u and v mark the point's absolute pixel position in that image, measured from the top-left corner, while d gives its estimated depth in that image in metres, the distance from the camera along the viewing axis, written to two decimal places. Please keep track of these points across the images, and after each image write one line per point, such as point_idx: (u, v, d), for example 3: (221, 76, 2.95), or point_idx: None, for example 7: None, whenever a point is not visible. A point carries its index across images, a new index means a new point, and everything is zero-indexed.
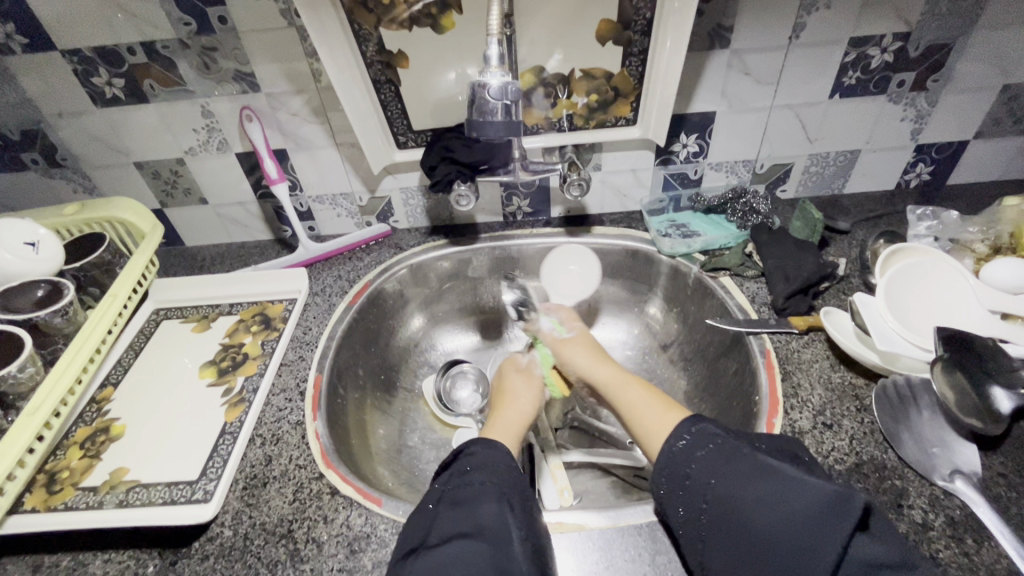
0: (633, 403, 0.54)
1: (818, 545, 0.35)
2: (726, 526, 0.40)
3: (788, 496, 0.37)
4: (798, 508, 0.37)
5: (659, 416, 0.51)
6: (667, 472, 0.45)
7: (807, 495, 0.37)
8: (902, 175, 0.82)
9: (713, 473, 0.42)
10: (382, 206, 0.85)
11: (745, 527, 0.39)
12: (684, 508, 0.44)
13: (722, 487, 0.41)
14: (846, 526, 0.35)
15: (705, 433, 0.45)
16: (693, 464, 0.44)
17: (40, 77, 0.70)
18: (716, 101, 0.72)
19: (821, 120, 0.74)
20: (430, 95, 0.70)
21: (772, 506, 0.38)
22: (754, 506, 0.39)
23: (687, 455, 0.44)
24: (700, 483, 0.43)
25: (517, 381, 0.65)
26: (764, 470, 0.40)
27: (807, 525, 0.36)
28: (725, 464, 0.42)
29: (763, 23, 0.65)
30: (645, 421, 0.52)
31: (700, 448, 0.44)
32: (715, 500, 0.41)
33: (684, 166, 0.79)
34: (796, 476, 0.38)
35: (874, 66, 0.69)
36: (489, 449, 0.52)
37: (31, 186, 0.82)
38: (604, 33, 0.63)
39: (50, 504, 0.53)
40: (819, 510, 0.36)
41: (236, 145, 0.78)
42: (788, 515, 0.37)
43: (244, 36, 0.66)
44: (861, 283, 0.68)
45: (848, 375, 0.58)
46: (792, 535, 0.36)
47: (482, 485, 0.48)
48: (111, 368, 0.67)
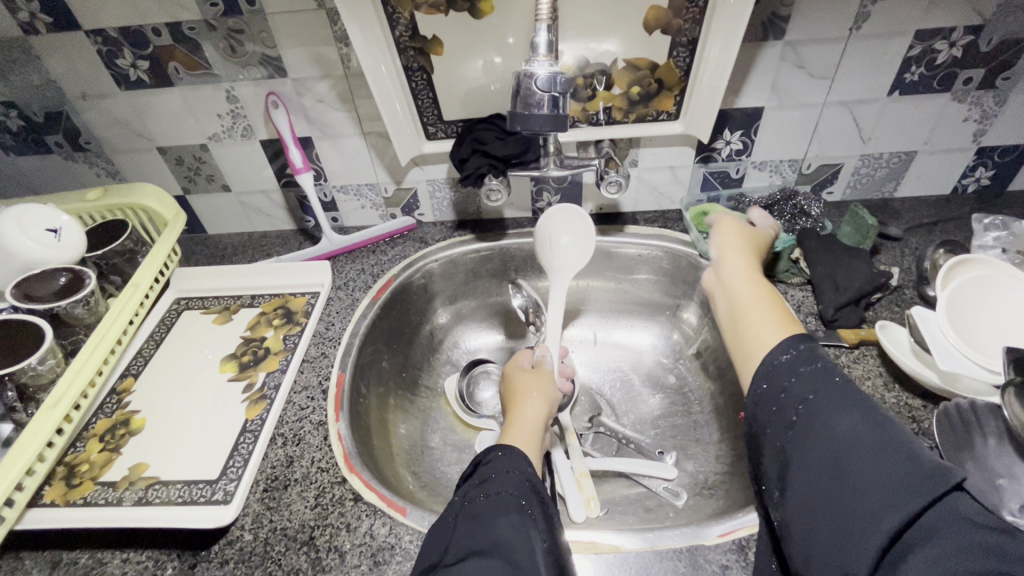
0: (754, 299, 0.52)
1: (904, 492, 0.32)
2: (809, 447, 0.38)
3: (883, 440, 0.35)
4: (895, 458, 0.34)
5: (770, 325, 0.48)
6: (771, 374, 0.44)
7: (907, 453, 0.34)
8: (959, 179, 0.77)
9: (813, 391, 0.40)
10: (408, 198, 0.82)
11: (827, 454, 0.37)
12: (771, 418, 0.42)
13: (817, 407, 0.39)
14: (940, 485, 0.32)
15: (812, 354, 0.43)
16: (794, 378, 0.42)
17: (64, 58, 0.68)
18: (766, 96, 0.68)
19: (877, 119, 0.70)
20: (463, 84, 0.67)
21: (866, 441, 0.35)
22: (845, 432, 0.37)
23: (792, 367, 0.43)
24: (795, 397, 0.41)
25: (528, 382, 0.63)
26: (868, 406, 0.37)
27: (898, 471, 0.33)
28: (824, 387, 0.40)
29: (824, 12, 0.60)
30: (756, 326, 0.49)
31: (807, 364, 0.42)
32: (806, 415, 0.39)
33: (725, 164, 0.75)
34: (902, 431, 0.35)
35: (940, 62, 0.64)
36: (502, 456, 0.49)
37: (54, 170, 0.81)
38: (652, 21, 0.59)
39: (69, 498, 0.52)
40: (917, 467, 0.33)
41: (260, 132, 0.76)
42: (883, 458, 0.34)
43: (272, 18, 0.64)
44: (916, 294, 0.64)
45: (903, 395, 0.54)
46: (879, 479, 0.34)
47: (498, 497, 0.45)
48: (132, 359, 0.66)
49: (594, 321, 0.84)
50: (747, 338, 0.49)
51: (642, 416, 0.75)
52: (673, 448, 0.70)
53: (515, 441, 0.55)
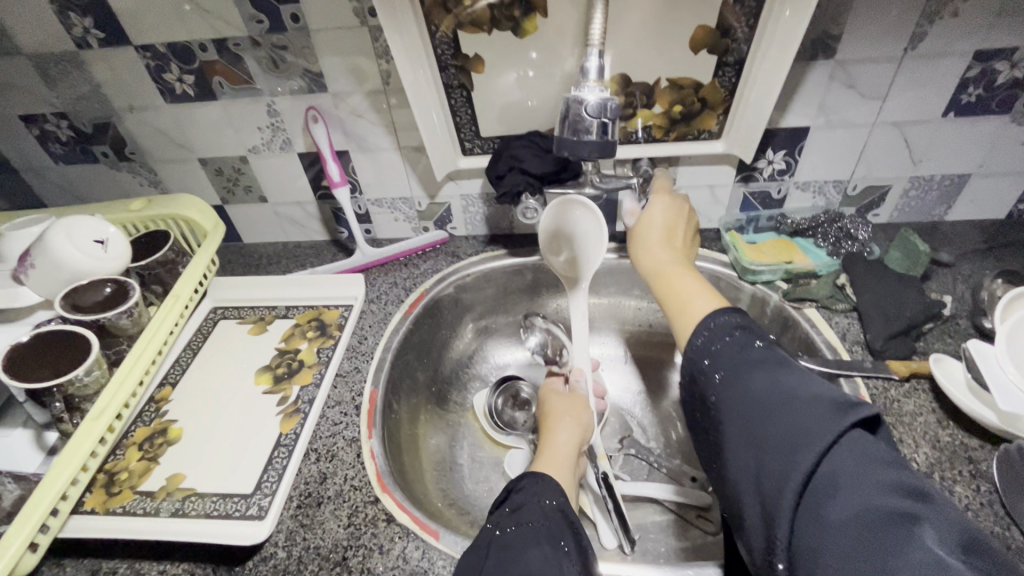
0: (673, 277, 0.54)
1: (811, 432, 0.34)
2: (735, 407, 0.40)
3: (791, 391, 0.38)
4: (806, 403, 0.36)
5: (700, 296, 0.50)
6: (694, 349, 0.46)
7: (815, 398, 0.36)
8: (1016, 204, 0.73)
9: (729, 357, 0.43)
10: (441, 212, 0.82)
11: (749, 414, 0.39)
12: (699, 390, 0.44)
13: (736, 371, 0.42)
14: (843, 422, 0.34)
15: (728, 323, 0.45)
16: (719, 345, 0.44)
17: (114, 71, 0.70)
18: (812, 115, 0.66)
19: (930, 140, 0.67)
20: (502, 101, 0.66)
21: (783, 391, 0.38)
22: (762, 390, 0.39)
23: (713, 337, 0.45)
24: (715, 367, 0.43)
25: (564, 408, 0.63)
26: (783, 365, 0.40)
27: (809, 413, 0.36)
28: (743, 351, 0.43)
29: (877, 31, 0.58)
30: (688, 299, 0.51)
31: (726, 333, 0.45)
32: (725, 381, 0.42)
33: (767, 184, 0.73)
34: (814, 383, 0.38)
35: (1001, 83, 0.61)
36: (536, 482, 0.49)
37: (99, 178, 0.83)
38: (698, 40, 0.58)
39: (109, 506, 0.53)
40: (822, 408, 0.35)
41: (299, 145, 0.76)
42: (791, 405, 0.37)
43: (315, 34, 0.64)
44: (971, 326, 0.61)
45: (958, 434, 0.52)
46: (790, 423, 0.36)
47: (529, 527, 0.44)
48: (170, 368, 0.67)
49: (625, 341, 0.83)
50: (676, 309, 0.51)
51: (673, 440, 0.73)
52: (707, 475, 0.68)
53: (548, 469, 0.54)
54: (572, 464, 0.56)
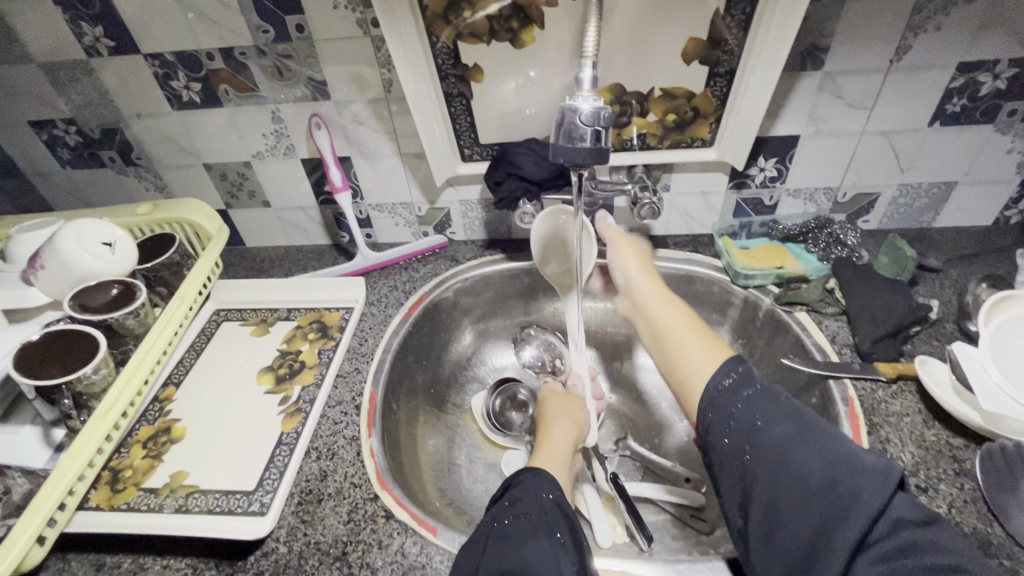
0: (675, 332, 0.56)
1: (856, 497, 0.35)
2: (767, 469, 0.40)
3: (829, 451, 0.38)
4: (846, 463, 0.37)
5: (704, 352, 0.52)
6: (715, 407, 0.46)
7: (852, 458, 0.37)
8: (1002, 211, 0.75)
9: (759, 417, 0.43)
10: (441, 217, 0.84)
11: (783, 475, 0.39)
12: (723, 446, 0.44)
13: (767, 431, 0.42)
14: (888, 486, 0.35)
15: (750, 377, 0.47)
16: (738, 403, 0.45)
17: (122, 79, 0.72)
18: (802, 124, 0.68)
19: (917, 149, 0.69)
20: (500, 109, 0.68)
21: (818, 454, 0.39)
22: (798, 452, 0.40)
23: (733, 395, 0.46)
24: (744, 424, 0.44)
25: (562, 406, 0.64)
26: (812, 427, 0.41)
27: (852, 475, 0.36)
28: (775, 412, 0.43)
29: (864, 43, 0.60)
30: (692, 355, 0.52)
31: (745, 388, 0.46)
32: (756, 445, 0.42)
33: (759, 190, 0.75)
34: (847, 438, 0.39)
35: (984, 93, 0.63)
36: (534, 475, 0.50)
37: (105, 183, 0.85)
38: (690, 51, 0.60)
39: (114, 502, 0.54)
40: (864, 471, 0.36)
41: (301, 150, 0.78)
42: (835, 468, 0.37)
43: (319, 44, 0.66)
44: (957, 329, 0.62)
45: (943, 434, 0.53)
46: (833, 490, 0.36)
47: (526, 519, 0.45)
48: (174, 368, 0.69)
49: (621, 344, 0.84)
50: (686, 367, 0.52)
51: (668, 441, 0.75)
52: (700, 476, 0.69)
53: (545, 462, 0.55)
54: (568, 460, 0.57)
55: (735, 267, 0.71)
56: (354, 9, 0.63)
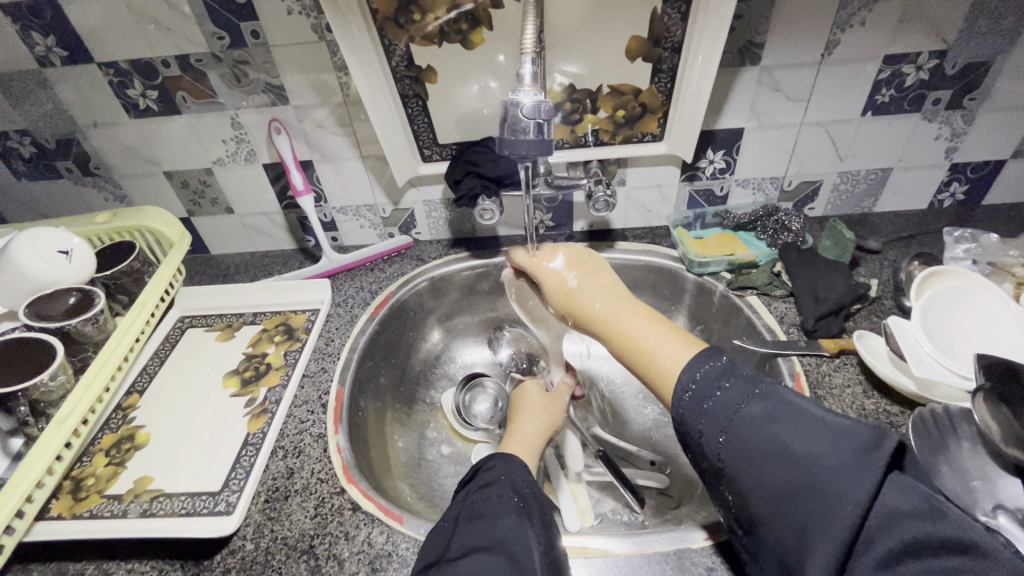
0: (625, 336, 0.48)
1: (842, 494, 0.30)
2: (746, 464, 0.35)
3: (803, 445, 0.33)
4: (823, 449, 0.32)
5: (665, 345, 0.45)
6: (683, 418, 0.40)
7: (826, 443, 0.32)
8: (935, 195, 0.80)
9: (724, 428, 0.37)
10: (405, 218, 0.85)
11: (759, 483, 0.34)
12: (700, 446, 0.39)
13: (736, 434, 0.36)
14: (875, 469, 0.30)
15: (713, 377, 0.40)
16: (710, 402, 0.38)
17: (76, 88, 0.71)
18: (745, 117, 0.71)
19: (853, 138, 0.73)
20: (457, 109, 0.70)
21: (796, 442, 0.33)
22: (764, 456, 0.34)
23: (700, 402, 0.39)
24: (712, 441, 0.38)
25: (540, 399, 0.65)
26: (793, 410, 0.35)
27: (834, 462, 0.31)
28: (737, 416, 0.37)
29: (796, 38, 0.64)
30: (655, 351, 0.45)
31: (711, 394, 0.39)
32: (728, 459, 0.36)
33: (710, 182, 0.78)
34: (822, 418, 0.34)
35: (909, 84, 0.67)
36: (506, 461, 0.52)
37: (63, 194, 0.84)
38: (633, 50, 0.63)
39: (76, 511, 0.53)
40: (847, 457, 0.31)
41: (262, 156, 0.79)
42: (810, 464, 0.32)
43: (275, 50, 0.67)
44: (894, 305, 0.66)
45: (881, 402, 0.56)
46: (812, 485, 0.32)
47: (499, 498, 0.46)
48: (137, 376, 0.68)
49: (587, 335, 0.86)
50: (651, 376, 0.45)
51: (633, 427, 0.77)
52: (664, 458, 0.72)
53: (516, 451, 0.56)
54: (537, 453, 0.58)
55: (688, 253, 0.74)
56: (308, 15, 0.64)
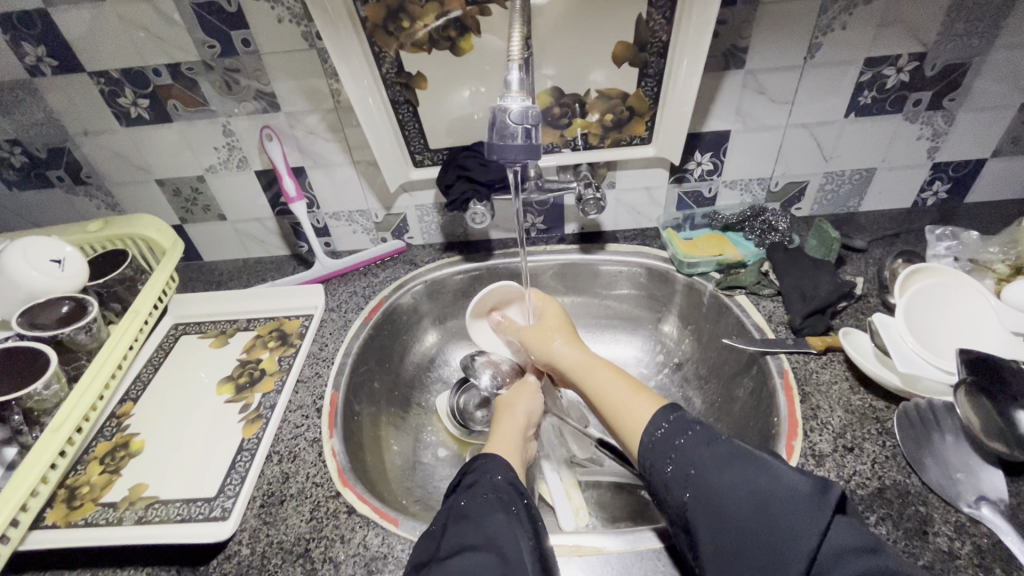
0: (602, 387, 0.56)
1: (797, 527, 0.36)
2: (708, 512, 0.41)
3: (765, 484, 0.39)
4: (779, 495, 0.38)
5: (631, 398, 0.53)
6: (650, 472, 0.46)
7: (784, 483, 0.38)
8: (919, 194, 0.81)
9: (693, 463, 0.43)
10: (398, 222, 0.86)
11: (723, 514, 0.40)
12: (666, 497, 0.44)
13: (698, 485, 0.42)
14: (824, 508, 0.36)
15: (683, 423, 0.47)
16: (675, 453, 0.45)
17: (68, 98, 0.72)
18: (731, 119, 0.72)
19: (837, 139, 0.74)
20: (447, 115, 0.71)
21: (752, 491, 0.39)
22: (728, 491, 0.40)
23: (669, 442, 0.46)
24: (681, 474, 0.43)
25: (515, 393, 0.66)
26: (749, 461, 0.41)
27: (787, 508, 0.37)
28: (705, 455, 0.43)
29: (779, 43, 0.65)
30: (624, 404, 0.53)
31: (680, 436, 0.46)
32: (695, 491, 0.42)
33: (698, 183, 0.80)
34: (771, 467, 0.40)
35: (890, 86, 0.69)
36: (487, 461, 0.52)
37: (55, 203, 0.84)
38: (620, 55, 0.64)
39: (71, 519, 0.53)
40: (802, 495, 0.37)
41: (255, 163, 0.79)
42: (771, 499, 0.38)
43: (266, 57, 0.68)
44: (879, 302, 0.68)
45: (868, 398, 0.58)
46: (772, 518, 0.37)
47: (483, 498, 0.47)
48: (131, 384, 0.68)
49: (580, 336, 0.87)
50: (622, 423, 0.52)
51: None
52: None
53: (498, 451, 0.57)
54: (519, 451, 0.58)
55: (676, 253, 0.76)
56: (299, 23, 0.65)
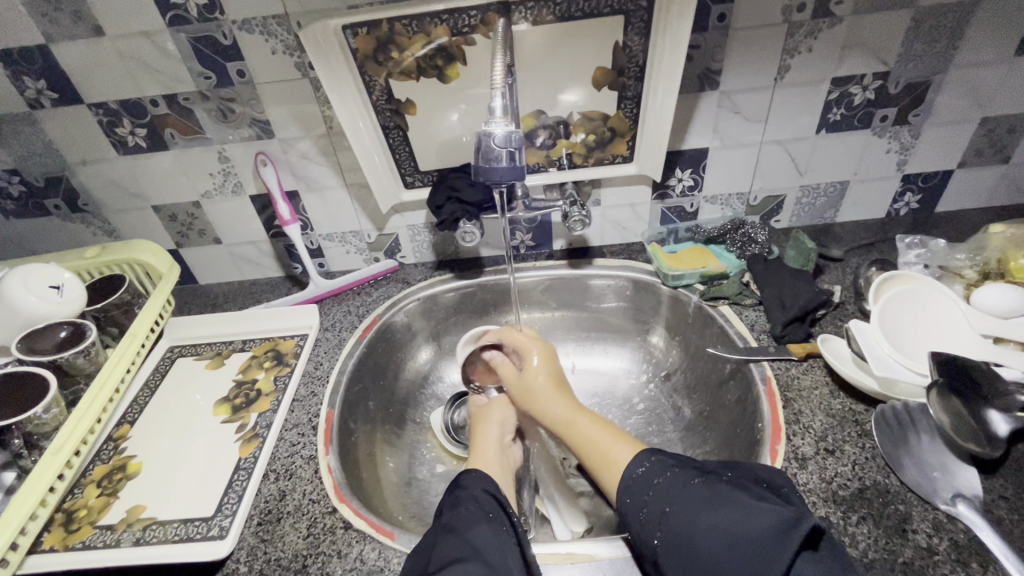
0: (586, 437, 0.55)
1: (768, 561, 0.37)
2: (682, 550, 0.42)
3: (736, 517, 0.39)
4: (746, 525, 0.39)
5: (611, 445, 0.53)
6: (626, 515, 0.47)
7: (756, 519, 0.39)
8: (892, 204, 0.85)
9: (669, 501, 0.44)
10: (390, 242, 0.88)
11: (699, 547, 0.40)
12: (643, 537, 0.45)
13: (673, 522, 0.43)
14: (794, 543, 0.37)
15: (660, 464, 0.48)
16: (651, 490, 0.46)
17: (67, 128, 0.74)
18: (709, 137, 0.75)
19: (811, 154, 0.78)
20: (437, 138, 0.74)
21: (723, 525, 0.40)
22: (701, 526, 0.41)
23: (647, 480, 0.47)
24: (657, 511, 0.45)
25: (491, 404, 0.69)
26: (718, 496, 0.42)
27: (756, 537, 0.38)
28: (681, 493, 0.44)
29: (750, 65, 0.68)
30: (605, 450, 0.53)
31: (656, 473, 0.47)
32: (671, 526, 0.43)
33: (680, 199, 0.83)
34: (736, 498, 0.41)
35: (857, 103, 0.72)
36: (465, 479, 0.53)
37: (52, 230, 0.86)
38: (599, 79, 0.68)
39: (69, 542, 0.54)
40: (771, 531, 0.38)
41: (249, 188, 0.81)
42: (742, 533, 0.38)
43: (260, 87, 0.70)
44: (857, 309, 0.70)
45: (848, 401, 0.60)
46: (744, 551, 0.38)
47: (466, 512, 0.48)
48: (128, 408, 0.69)
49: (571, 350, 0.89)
50: (600, 470, 0.52)
51: None
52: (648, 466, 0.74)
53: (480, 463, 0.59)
54: (499, 454, 0.62)
55: (658, 266, 0.79)
56: (291, 54, 0.67)
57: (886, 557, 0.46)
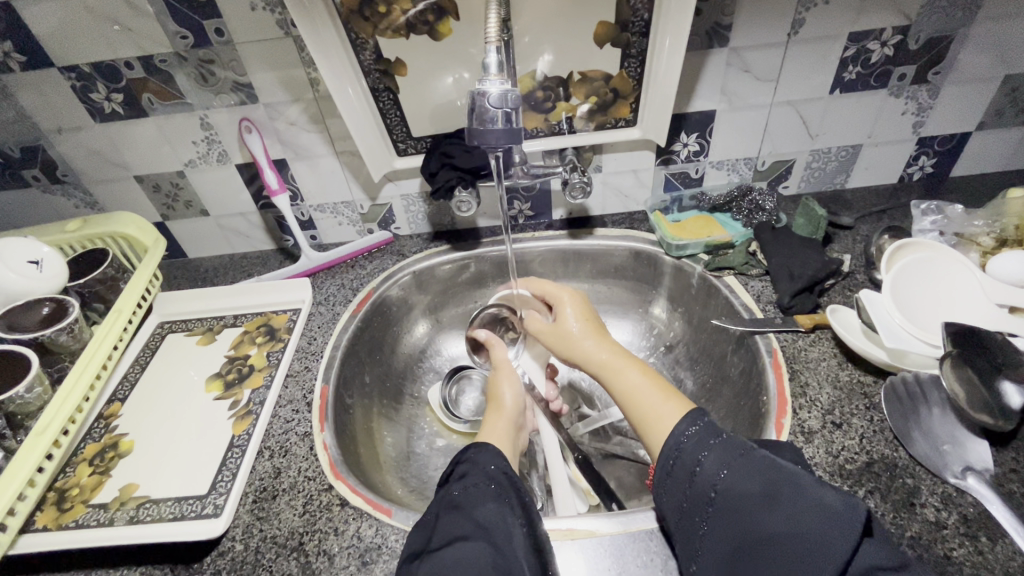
0: (632, 388, 0.53)
1: (829, 545, 0.35)
2: (729, 522, 0.40)
3: (799, 496, 0.37)
4: (810, 507, 0.37)
5: (660, 402, 0.50)
6: (671, 470, 0.44)
7: (819, 498, 0.37)
8: (905, 168, 0.81)
9: (726, 466, 0.41)
10: (384, 213, 0.85)
11: (753, 521, 0.38)
12: (685, 502, 0.43)
13: (727, 491, 0.41)
14: (855, 531, 0.35)
15: (716, 428, 0.45)
16: (706, 453, 0.43)
17: (38, 94, 0.69)
18: (717, 98, 0.71)
19: (823, 116, 0.74)
20: (430, 102, 0.70)
21: (786, 504, 0.37)
22: (761, 499, 0.39)
23: (701, 441, 0.44)
24: (710, 474, 0.42)
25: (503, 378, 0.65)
26: (780, 471, 0.39)
27: (820, 518, 0.36)
28: (739, 461, 0.41)
29: (763, 20, 0.64)
30: (653, 407, 0.50)
31: (713, 437, 0.44)
32: (724, 495, 0.41)
33: (685, 165, 0.79)
34: (802, 477, 0.38)
35: (875, 60, 0.68)
36: (480, 450, 0.51)
37: (33, 203, 0.82)
38: (601, 35, 0.63)
39: (62, 521, 0.53)
40: (834, 512, 0.36)
41: (235, 157, 0.78)
42: (805, 514, 0.36)
43: (241, 47, 0.66)
44: (866, 279, 0.68)
45: (855, 373, 0.58)
46: (801, 534, 0.36)
47: (476, 488, 0.47)
48: (118, 385, 0.68)
49: None
50: (649, 428, 0.49)
51: None
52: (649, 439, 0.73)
53: (492, 439, 0.56)
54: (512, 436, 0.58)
55: (662, 236, 0.76)
56: (272, 10, 0.63)
57: (893, 531, 0.45)
